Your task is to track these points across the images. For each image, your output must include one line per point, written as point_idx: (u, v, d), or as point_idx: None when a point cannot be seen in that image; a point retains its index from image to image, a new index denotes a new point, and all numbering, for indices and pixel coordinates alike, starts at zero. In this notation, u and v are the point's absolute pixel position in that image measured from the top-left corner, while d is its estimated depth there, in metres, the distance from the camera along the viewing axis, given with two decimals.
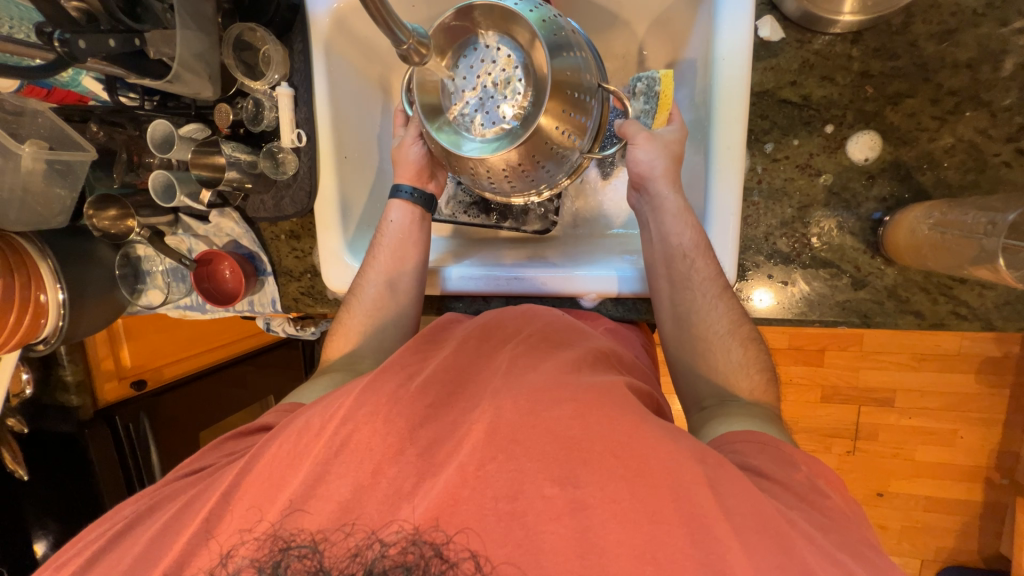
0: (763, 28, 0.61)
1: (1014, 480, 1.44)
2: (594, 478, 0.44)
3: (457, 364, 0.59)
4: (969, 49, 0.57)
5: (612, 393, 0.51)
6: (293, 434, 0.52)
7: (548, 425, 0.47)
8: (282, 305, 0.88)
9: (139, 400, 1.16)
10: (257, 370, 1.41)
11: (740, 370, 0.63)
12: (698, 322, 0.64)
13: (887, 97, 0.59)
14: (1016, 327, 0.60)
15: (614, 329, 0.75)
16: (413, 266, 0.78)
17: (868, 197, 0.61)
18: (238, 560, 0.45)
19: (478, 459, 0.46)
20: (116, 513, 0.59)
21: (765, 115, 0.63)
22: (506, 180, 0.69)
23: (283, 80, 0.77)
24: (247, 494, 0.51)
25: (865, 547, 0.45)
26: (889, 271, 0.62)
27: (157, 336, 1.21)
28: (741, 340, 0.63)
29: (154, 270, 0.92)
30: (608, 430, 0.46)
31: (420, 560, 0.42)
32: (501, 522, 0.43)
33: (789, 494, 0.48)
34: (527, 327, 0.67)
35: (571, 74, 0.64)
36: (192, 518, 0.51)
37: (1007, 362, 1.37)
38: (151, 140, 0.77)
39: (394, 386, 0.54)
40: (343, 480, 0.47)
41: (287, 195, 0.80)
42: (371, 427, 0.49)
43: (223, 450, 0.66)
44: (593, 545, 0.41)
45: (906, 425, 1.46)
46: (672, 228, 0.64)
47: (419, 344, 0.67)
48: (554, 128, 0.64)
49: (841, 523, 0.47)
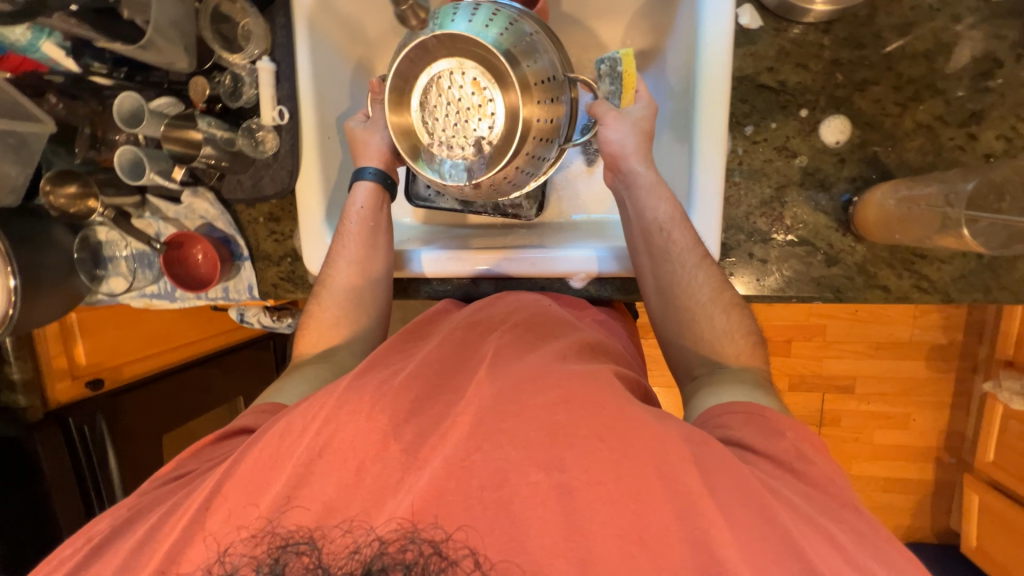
0: (744, 15, 0.64)
1: (961, 458, 1.55)
2: (579, 461, 0.44)
3: (441, 358, 0.57)
4: (926, 41, 0.62)
5: (600, 379, 0.51)
6: (274, 437, 0.50)
7: (531, 413, 0.47)
8: (260, 292, 0.84)
9: (93, 400, 1.07)
10: (224, 374, 1.31)
11: (727, 337, 0.64)
12: (679, 293, 0.65)
13: (855, 84, 0.63)
14: (970, 299, 0.65)
15: (602, 320, 0.75)
16: (381, 262, 0.76)
17: (839, 177, 0.65)
18: (235, 557, 0.43)
19: (465, 450, 0.45)
20: (86, 530, 0.55)
21: (745, 100, 0.66)
22: (491, 188, 0.68)
23: (263, 54, 0.74)
24: (226, 503, 0.48)
25: (846, 511, 0.47)
26: (859, 248, 0.66)
27: (115, 334, 1.13)
28: (724, 307, 0.65)
29: (117, 256, 0.87)
30: (594, 412, 0.47)
31: (419, 558, 0.40)
32: (487, 512, 0.42)
33: (772, 465, 0.50)
34: (513, 317, 0.66)
35: (542, 79, 0.65)
36: (176, 523, 0.48)
37: (953, 348, 1.48)
38: (118, 114, 0.72)
39: (376, 385, 0.52)
40: (326, 480, 0.45)
41: (266, 174, 0.77)
42: (354, 424, 0.48)
43: (204, 456, 0.62)
44: (580, 529, 0.41)
45: (866, 410, 1.55)
46: (647, 203, 0.66)
47: (402, 340, 0.66)
48: (536, 119, 0.65)
49: (823, 492, 0.48)
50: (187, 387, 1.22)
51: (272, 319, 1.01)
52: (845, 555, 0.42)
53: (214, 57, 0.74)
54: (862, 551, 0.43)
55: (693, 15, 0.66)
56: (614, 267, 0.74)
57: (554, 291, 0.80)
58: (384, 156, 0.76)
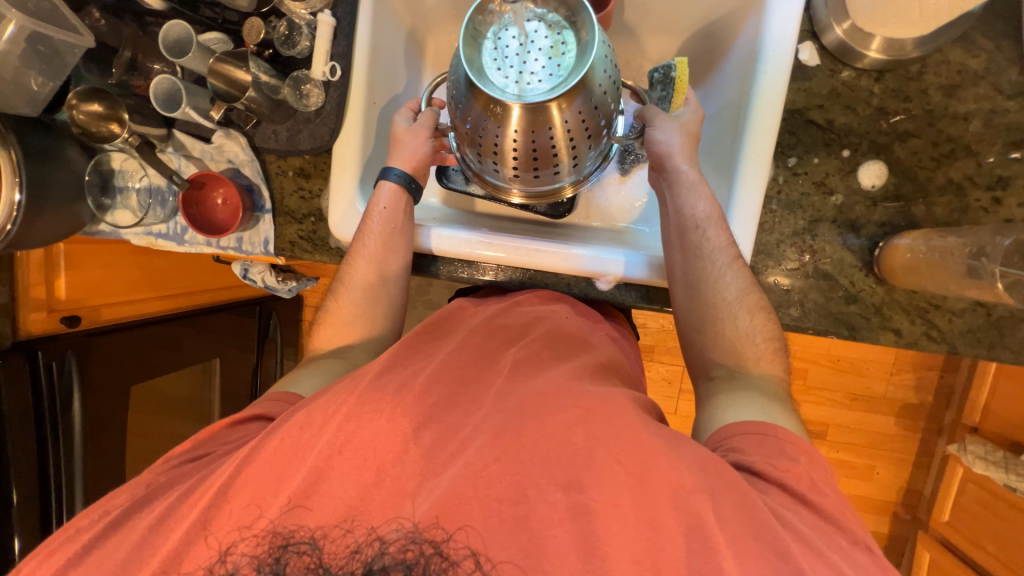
0: (803, 51, 0.68)
1: (916, 516, 1.60)
2: (598, 483, 0.43)
3: (462, 364, 0.55)
4: (967, 103, 0.66)
5: (617, 403, 0.49)
6: (293, 428, 0.47)
7: (550, 431, 0.45)
8: (274, 247, 0.80)
9: (69, 339, 0.96)
10: (197, 334, 1.22)
11: (747, 338, 0.64)
12: (707, 289, 0.65)
13: (897, 134, 0.67)
14: (974, 354, 0.68)
15: (614, 338, 0.71)
16: (402, 258, 0.73)
17: (869, 221, 0.68)
18: (237, 557, 0.41)
19: (485, 459, 0.44)
20: (103, 499, 0.52)
21: (793, 132, 0.69)
22: (493, 159, 0.65)
23: (325, 9, 0.73)
24: (246, 488, 0.45)
25: (864, 557, 0.45)
26: (878, 290, 0.68)
27: (99, 272, 1.06)
28: (748, 308, 0.65)
29: (129, 187, 0.83)
30: (615, 437, 0.45)
31: (420, 558, 0.39)
32: (504, 525, 0.41)
33: (795, 503, 0.48)
34: (529, 333, 0.61)
35: (605, 80, 0.61)
36: (193, 506, 0.46)
37: (922, 408, 1.54)
38: (163, 40, 0.70)
39: (397, 386, 0.50)
40: (346, 479, 0.43)
41: (306, 129, 0.75)
42: (375, 426, 0.45)
43: (221, 438, 0.58)
44: (596, 549, 0.40)
45: (835, 458, 1.59)
46: (687, 199, 0.66)
47: (418, 339, 0.62)
48: (563, 124, 0.60)
49: (836, 528, 0.47)
50: (154, 341, 1.11)
51: (277, 280, 0.99)
52: None
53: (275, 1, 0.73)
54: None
55: (753, 47, 0.68)
56: (642, 273, 0.71)
57: (578, 292, 0.76)
58: (417, 163, 0.72)
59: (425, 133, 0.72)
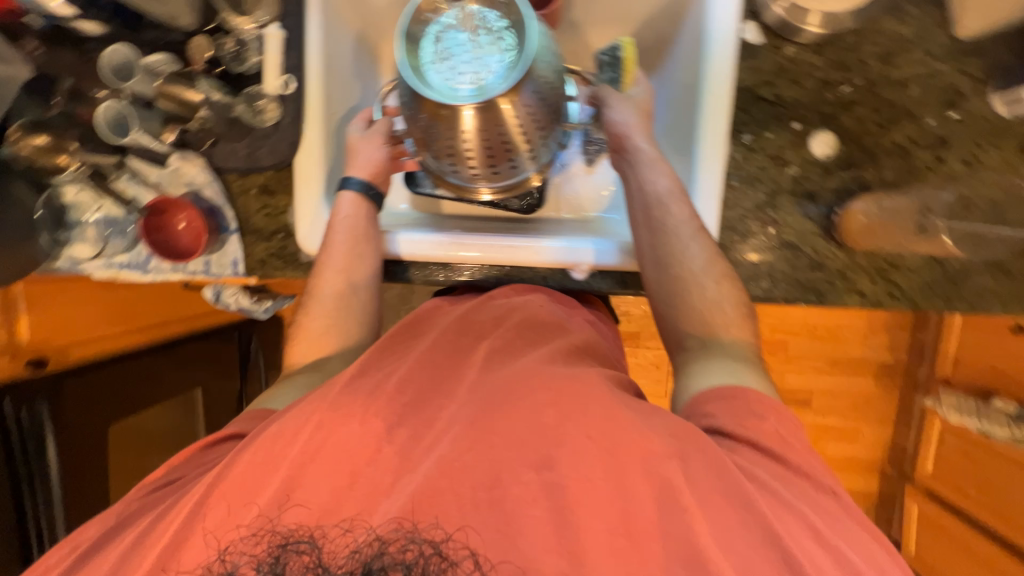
0: (747, 31, 0.70)
1: (901, 471, 1.64)
2: (570, 459, 0.43)
3: (435, 361, 0.55)
4: (903, 69, 0.69)
5: (586, 378, 0.50)
6: (265, 442, 0.45)
7: (521, 415, 0.46)
8: (244, 267, 0.79)
9: (37, 383, 0.94)
10: (177, 366, 1.19)
11: (714, 306, 0.64)
12: (674, 263, 0.66)
13: (841, 103, 0.69)
14: (936, 308, 0.70)
15: (592, 321, 0.72)
16: (371, 266, 0.72)
17: (825, 189, 0.70)
18: (236, 556, 0.41)
19: (458, 449, 0.44)
20: (73, 536, 0.51)
21: (744, 109, 0.71)
22: (450, 160, 0.65)
23: (272, 22, 0.73)
24: (216, 508, 0.44)
25: (830, 505, 0.47)
26: (841, 255, 0.70)
27: (63, 310, 1.00)
28: (715, 278, 0.65)
29: (84, 221, 0.78)
30: (585, 413, 0.46)
31: (419, 558, 0.38)
32: (479, 511, 0.42)
33: (766, 458, 0.50)
34: (503, 324, 0.61)
35: (548, 81, 0.62)
36: (160, 534, 0.44)
37: (897, 366, 1.60)
38: (105, 65, 0.68)
39: (368, 390, 0.50)
40: (320, 486, 0.43)
41: (265, 145, 0.74)
42: (347, 429, 0.46)
43: (196, 462, 0.56)
44: (569, 522, 0.41)
45: (820, 423, 1.63)
46: (648, 175, 0.68)
47: (393, 340, 0.62)
48: (513, 120, 0.60)
49: (803, 477, 0.49)
50: (130, 378, 1.09)
51: (251, 301, 0.97)
52: (821, 540, 0.43)
53: (219, 18, 0.72)
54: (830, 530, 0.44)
55: (699, 30, 0.69)
56: (613, 259, 0.72)
57: (555, 285, 0.74)
58: (374, 168, 0.73)
59: (381, 138, 0.73)
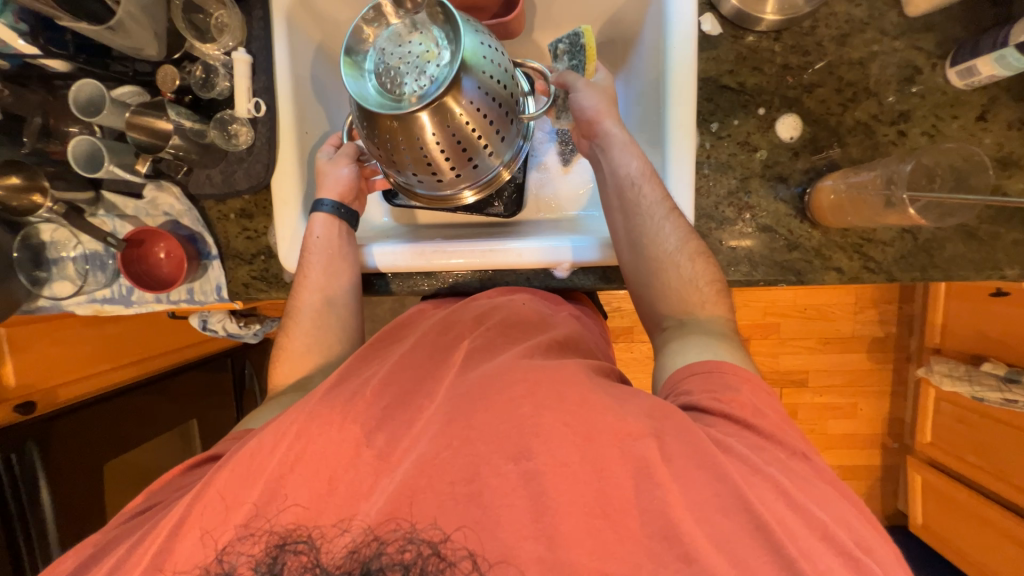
0: (705, 23, 0.71)
1: (903, 443, 1.66)
2: (546, 446, 0.44)
3: (415, 363, 0.56)
4: (859, 50, 0.71)
5: (564, 368, 0.51)
6: (244, 456, 0.46)
7: (497, 408, 0.46)
8: (229, 292, 0.79)
9: (26, 426, 0.91)
10: (173, 403, 1.17)
11: (691, 284, 0.67)
12: (650, 244, 0.67)
13: (803, 86, 0.71)
14: (911, 277, 0.72)
15: (577, 315, 0.73)
16: (349, 280, 0.72)
17: (795, 170, 0.72)
18: (234, 557, 0.41)
19: (436, 447, 0.44)
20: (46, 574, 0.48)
21: (710, 99, 0.72)
22: (413, 171, 0.66)
23: (238, 47, 0.73)
24: (195, 526, 0.44)
25: (811, 474, 0.48)
26: (815, 233, 0.72)
27: (51, 352, 0.99)
28: (689, 255, 0.67)
29: (62, 257, 0.80)
30: (559, 400, 0.47)
31: (418, 558, 0.39)
32: (459, 505, 0.42)
33: (751, 433, 0.50)
34: (485, 321, 0.62)
35: (492, 79, 0.63)
36: (142, 554, 0.44)
37: (888, 340, 1.59)
38: (75, 102, 0.68)
39: (347, 396, 0.50)
40: (300, 490, 0.43)
41: (239, 169, 0.74)
42: (326, 437, 0.46)
43: (174, 486, 0.56)
44: (546, 508, 0.41)
45: (819, 402, 1.63)
46: (619, 159, 0.69)
47: (373, 348, 0.63)
48: (462, 118, 0.61)
49: (785, 449, 0.49)
50: (126, 417, 1.07)
51: (239, 326, 0.97)
52: (797, 507, 0.44)
53: (186, 47, 0.72)
54: (811, 500, 0.45)
55: (660, 23, 0.71)
56: (594, 255, 0.72)
57: (539, 283, 0.77)
58: (344, 189, 0.73)
59: (348, 160, 0.73)
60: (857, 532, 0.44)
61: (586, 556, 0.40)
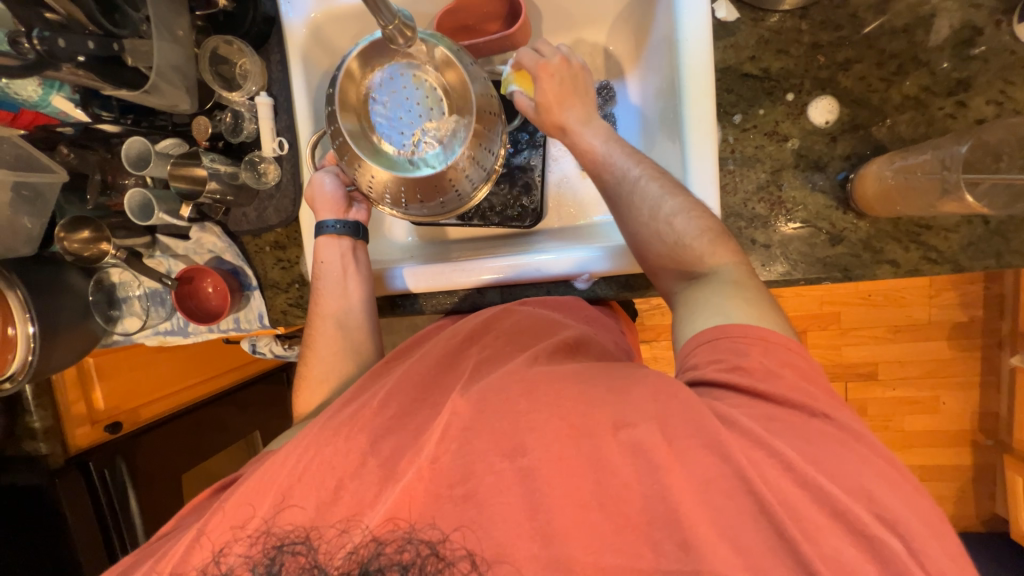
0: (719, 9, 0.66)
1: (998, 440, 1.47)
2: (540, 443, 0.43)
3: (419, 373, 0.56)
4: (903, 16, 0.63)
5: (568, 368, 0.49)
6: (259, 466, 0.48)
7: (495, 408, 0.45)
8: (269, 319, 0.84)
9: (115, 444, 1.04)
10: (240, 412, 1.27)
11: (680, 245, 0.59)
12: (621, 214, 0.64)
13: (837, 64, 0.65)
14: (982, 266, 0.64)
15: (592, 316, 0.70)
16: (359, 303, 0.74)
17: (833, 157, 0.66)
18: (232, 559, 0.45)
19: (433, 451, 0.44)
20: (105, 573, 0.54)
21: (730, 89, 0.68)
22: (420, 202, 0.68)
23: (260, 91, 0.77)
24: (213, 532, 0.46)
25: None
26: (862, 224, 0.65)
27: (132, 376, 1.10)
28: (666, 215, 0.60)
29: (131, 296, 0.89)
30: (556, 399, 0.45)
31: (417, 558, 0.41)
32: (456, 506, 0.42)
33: None
34: (496, 329, 0.63)
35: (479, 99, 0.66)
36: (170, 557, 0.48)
37: (974, 325, 1.41)
38: (126, 158, 0.75)
39: (356, 409, 0.51)
40: (306, 501, 0.45)
41: (270, 205, 0.79)
42: (333, 447, 0.47)
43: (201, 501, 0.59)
44: (540, 504, 0.41)
45: (891, 397, 1.48)
46: (578, 140, 0.69)
47: (389, 364, 0.65)
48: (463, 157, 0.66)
49: None
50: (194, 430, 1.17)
51: (284, 348, 1.02)
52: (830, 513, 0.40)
53: (215, 96, 0.77)
54: (851, 504, 0.40)
55: (670, 15, 0.66)
56: (604, 265, 0.70)
57: (558, 294, 0.76)
58: (339, 206, 0.75)
59: (334, 180, 0.74)
60: (908, 545, 0.39)
61: (581, 553, 0.40)
